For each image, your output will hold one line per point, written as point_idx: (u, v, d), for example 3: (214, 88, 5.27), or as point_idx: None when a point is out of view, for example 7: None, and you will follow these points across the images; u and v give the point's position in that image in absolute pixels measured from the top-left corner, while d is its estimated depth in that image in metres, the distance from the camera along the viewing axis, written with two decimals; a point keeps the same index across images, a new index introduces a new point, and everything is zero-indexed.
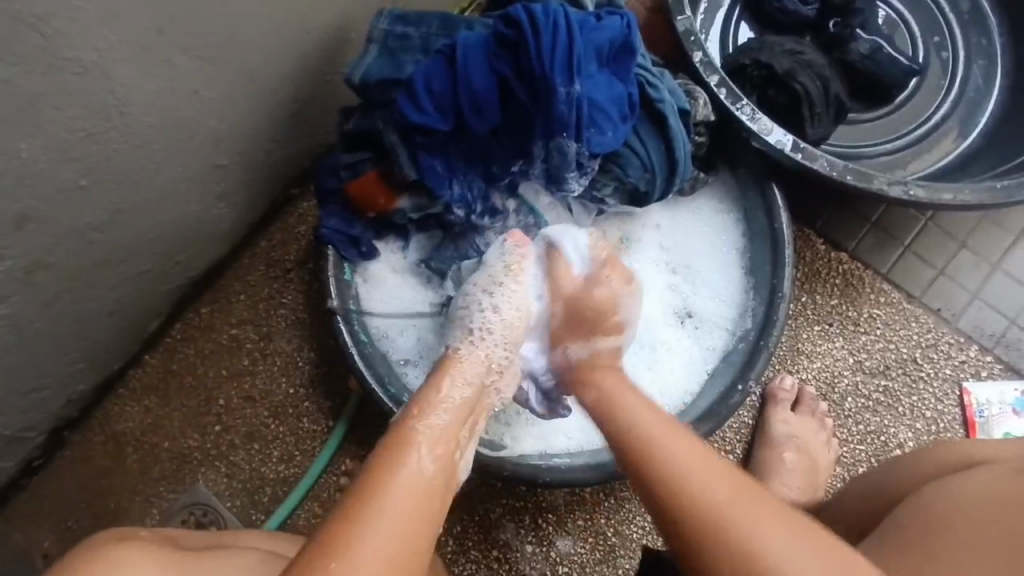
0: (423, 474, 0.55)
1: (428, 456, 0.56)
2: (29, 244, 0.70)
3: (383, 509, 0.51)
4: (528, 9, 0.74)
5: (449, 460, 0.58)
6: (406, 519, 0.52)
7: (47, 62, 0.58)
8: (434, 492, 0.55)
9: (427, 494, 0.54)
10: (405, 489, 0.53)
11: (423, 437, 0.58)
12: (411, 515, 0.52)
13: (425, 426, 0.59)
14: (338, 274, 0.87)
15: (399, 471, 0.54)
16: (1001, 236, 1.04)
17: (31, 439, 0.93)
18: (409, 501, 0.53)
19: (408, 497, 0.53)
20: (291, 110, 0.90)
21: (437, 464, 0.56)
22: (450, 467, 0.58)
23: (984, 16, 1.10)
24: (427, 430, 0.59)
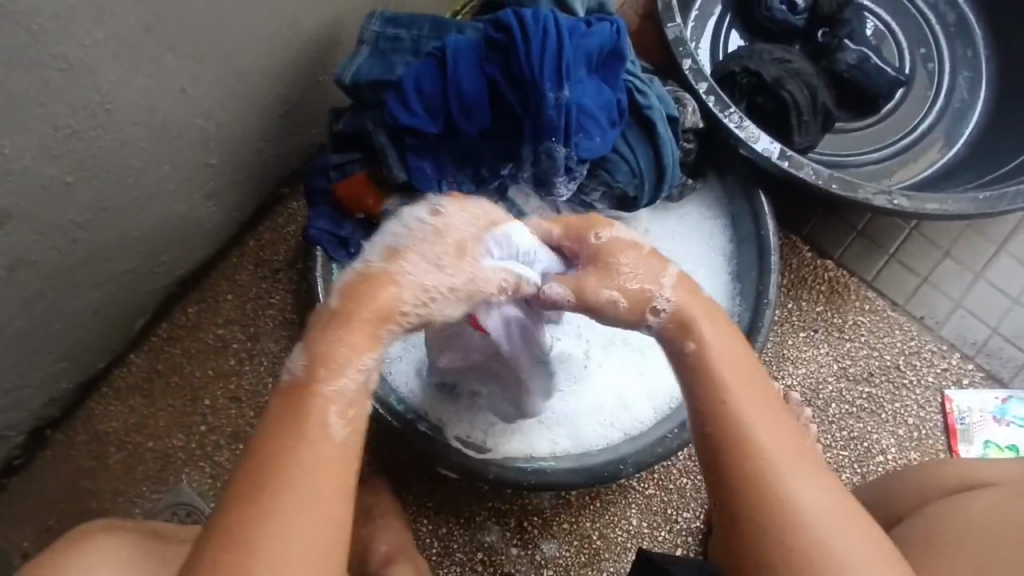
0: (332, 451, 0.49)
1: (339, 429, 0.50)
2: (11, 240, 0.69)
3: (294, 508, 0.47)
4: (519, 14, 0.75)
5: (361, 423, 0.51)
6: (319, 508, 0.48)
7: (31, 58, 0.58)
8: (343, 462, 0.49)
9: (336, 473, 0.49)
10: (311, 477, 0.48)
11: (326, 397, 0.50)
12: (322, 502, 0.48)
13: (333, 389, 0.50)
14: (326, 274, 0.87)
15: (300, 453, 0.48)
16: (983, 246, 1.05)
17: (11, 437, 0.91)
18: (320, 483, 0.48)
19: (317, 482, 0.48)
20: (281, 110, 0.90)
21: (348, 434, 0.50)
22: (360, 425, 0.51)
23: (970, 28, 1.12)
24: (331, 387, 0.50)
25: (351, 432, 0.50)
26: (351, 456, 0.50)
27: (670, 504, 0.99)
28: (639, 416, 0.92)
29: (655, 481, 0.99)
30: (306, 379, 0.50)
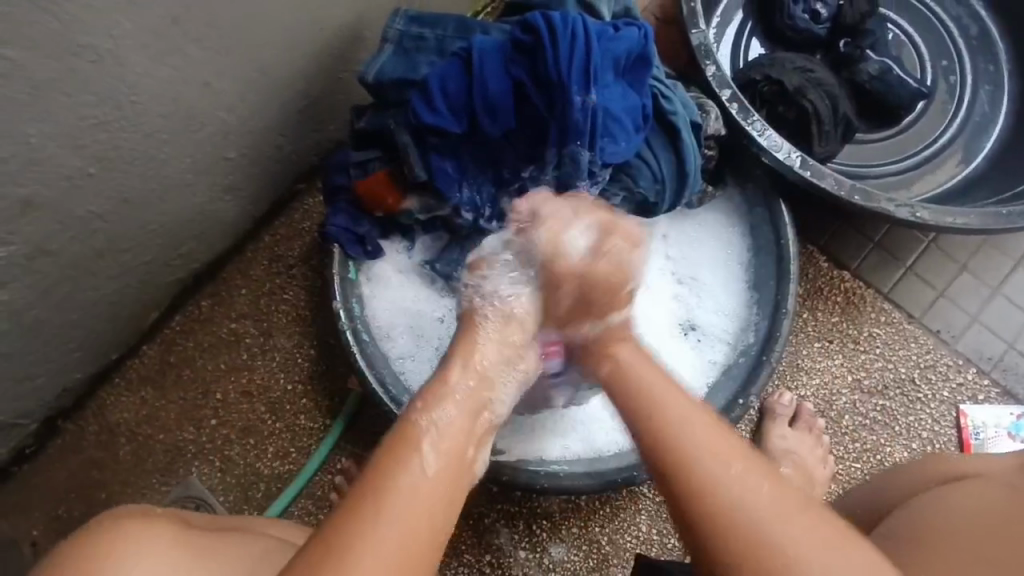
0: (429, 476, 0.53)
1: (434, 459, 0.54)
2: (33, 229, 0.69)
3: (396, 514, 0.49)
4: (547, 15, 0.74)
5: (458, 460, 0.56)
6: (414, 524, 0.50)
7: (61, 48, 0.58)
8: (444, 487, 0.53)
9: (439, 498, 0.52)
10: (412, 492, 0.51)
11: (427, 432, 0.55)
12: (421, 515, 0.50)
13: (430, 421, 0.56)
14: (343, 272, 0.87)
15: (405, 474, 0.52)
16: (1001, 260, 1.05)
17: (24, 426, 0.92)
18: (423, 503, 0.51)
19: (418, 498, 0.51)
20: (301, 106, 0.90)
21: (443, 467, 0.54)
22: (461, 461, 0.56)
23: (992, 41, 1.12)
24: (432, 425, 0.56)
25: (445, 461, 0.54)
26: (450, 483, 0.54)
27: None
28: None
29: None
30: (410, 414, 0.57)
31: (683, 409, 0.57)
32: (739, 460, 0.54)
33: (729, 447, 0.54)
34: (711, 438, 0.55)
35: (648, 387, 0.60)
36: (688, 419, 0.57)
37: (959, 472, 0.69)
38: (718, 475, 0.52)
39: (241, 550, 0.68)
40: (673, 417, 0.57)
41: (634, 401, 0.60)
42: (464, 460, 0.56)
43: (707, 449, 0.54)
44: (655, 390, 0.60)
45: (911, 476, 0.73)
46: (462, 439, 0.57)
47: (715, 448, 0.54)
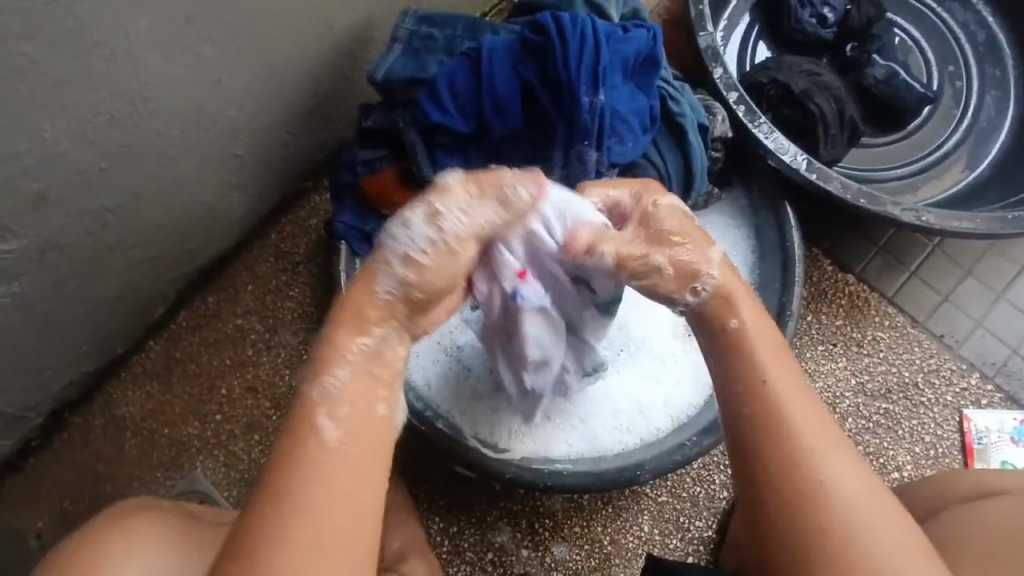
0: (331, 451, 0.50)
1: (336, 433, 0.50)
2: (45, 223, 0.70)
3: (318, 506, 0.48)
4: (556, 16, 0.75)
5: (367, 418, 0.52)
6: (343, 505, 0.49)
7: (78, 44, 0.59)
8: (350, 459, 0.50)
9: (360, 473, 0.50)
10: (327, 478, 0.49)
11: (326, 404, 0.51)
12: (342, 496, 0.49)
13: (324, 392, 0.51)
14: (349, 270, 0.88)
15: (311, 456, 0.49)
16: (1006, 266, 1.05)
17: (31, 418, 0.92)
18: (339, 473, 0.49)
19: (335, 479, 0.49)
20: (310, 105, 0.90)
21: (345, 437, 0.51)
22: (367, 420, 0.52)
23: (999, 47, 1.12)
24: (330, 394, 0.52)
25: (347, 433, 0.51)
26: (356, 451, 0.51)
27: (681, 512, 0.99)
28: (654, 422, 0.91)
29: (668, 488, 0.99)
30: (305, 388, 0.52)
31: (782, 374, 0.58)
32: (824, 430, 0.57)
33: (819, 420, 0.58)
34: (807, 412, 0.58)
35: (753, 347, 0.59)
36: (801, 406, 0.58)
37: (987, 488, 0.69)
38: (803, 438, 0.56)
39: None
40: (770, 380, 0.58)
41: (732, 371, 0.59)
42: (377, 421, 0.52)
43: (801, 412, 0.57)
44: (760, 349, 0.60)
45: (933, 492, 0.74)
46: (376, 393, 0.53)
47: (806, 414, 0.57)
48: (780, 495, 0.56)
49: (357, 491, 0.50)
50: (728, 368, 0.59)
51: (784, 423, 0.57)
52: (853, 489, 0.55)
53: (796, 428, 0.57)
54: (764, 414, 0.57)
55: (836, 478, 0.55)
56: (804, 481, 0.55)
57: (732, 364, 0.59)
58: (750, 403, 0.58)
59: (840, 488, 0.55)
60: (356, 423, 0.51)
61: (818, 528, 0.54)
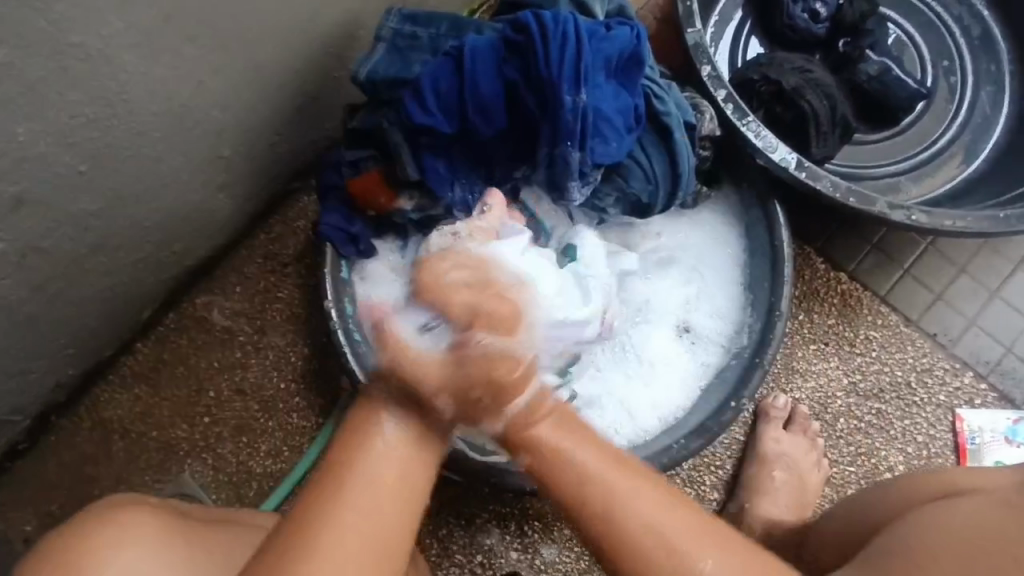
0: (382, 471, 0.53)
1: (386, 453, 0.54)
2: (24, 226, 0.69)
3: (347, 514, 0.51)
4: (538, 14, 0.74)
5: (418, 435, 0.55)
6: (370, 521, 0.51)
7: (51, 46, 0.58)
8: (393, 484, 0.53)
9: (396, 489, 0.53)
10: (368, 484, 0.52)
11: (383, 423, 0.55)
12: (376, 511, 0.52)
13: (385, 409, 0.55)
14: (335, 272, 0.87)
15: (362, 459, 0.53)
16: (1000, 264, 1.04)
17: (18, 422, 0.92)
18: (380, 484, 0.52)
19: (375, 486, 0.52)
20: (295, 105, 0.89)
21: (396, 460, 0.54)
22: (413, 449, 0.54)
23: (993, 42, 1.11)
24: (388, 410, 0.55)
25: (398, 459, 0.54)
26: (398, 481, 0.53)
27: None
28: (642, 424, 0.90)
29: None
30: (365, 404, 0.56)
31: (594, 462, 0.56)
32: (646, 500, 0.56)
33: (650, 499, 0.56)
34: (643, 503, 0.56)
35: (564, 461, 0.57)
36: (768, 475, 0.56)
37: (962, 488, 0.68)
38: (627, 544, 0.55)
39: (233, 552, 0.66)
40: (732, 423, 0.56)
41: None
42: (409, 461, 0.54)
43: (629, 491, 0.56)
44: (571, 456, 0.57)
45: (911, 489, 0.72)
46: (414, 412, 0.55)
47: (632, 501, 0.55)
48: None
49: (389, 507, 0.52)
50: (539, 462, 0.58)
51: (615, 534, 0.55)
52: (699, 554, 0.54)
53: (617, 511, 0.55)
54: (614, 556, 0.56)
55: (670, 570, 0.54)
56: (639, 571, 0.55)
57: (533, 460, 0.58)
58: (581, 527, 0.57)
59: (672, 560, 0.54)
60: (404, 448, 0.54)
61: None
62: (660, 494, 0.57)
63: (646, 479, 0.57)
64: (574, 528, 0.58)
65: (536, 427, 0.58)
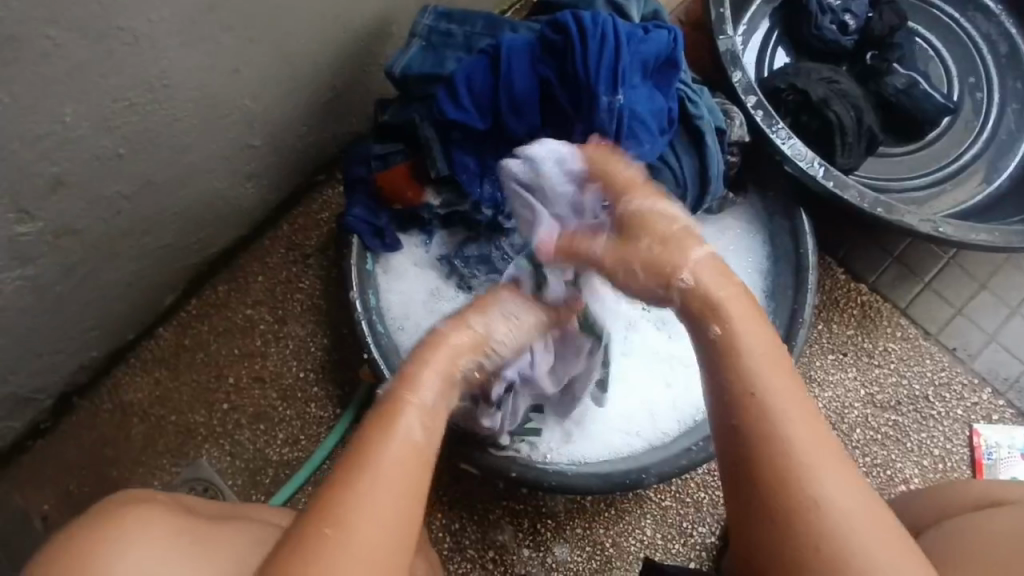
0: (411, 447, 0.51)
1: (419, 430, 0.52)
2: (61, 206, 0.70)
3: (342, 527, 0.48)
4: (576, 16, 0.75)
5: (435, 424, 0.54)
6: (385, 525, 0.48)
7: (99, 30, 0.59)
8: (421, 461, 0.51)
9: (413, 471, 0.51)
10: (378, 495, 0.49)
11: (411, 404, 0.53)
12: (384, 524, 0.48)
13: (415, 394, 0.54)
14: (360, 263, 0.87)
15: (385, 447, 0.51)
16: (1021, 281, 1.04)
17: (40, 401, 0.93)
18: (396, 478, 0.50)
19: (392, 475, 0.50)
20: (327, 97, 0.90)
21: (426, 436, 0.52)
22: (444, 425, 0.54)
23: (1021, 60, 1.10)
24: (419, 396, 0.54)
25: (424, 434, 0.52)
26: (427, 460, 0.52)
27: (685, 517, 0.98)
28: (662, 427, 0.91)
29: (672, 492, 0.99)
30: (394, 390, 0.54)
31: (765, 366, 0.53)
32: (813, 432, 0.52)
33: (825, 445, 0.52)
34: (812, 442, 0.51)
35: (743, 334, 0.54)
36: (791, 413, 0.52)
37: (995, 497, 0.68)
38: (799, 450, 0.51)
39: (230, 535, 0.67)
40: (762, 378, 0.53)
41: (735, 364, 0.54)
42: (407, 449, 0.51)
43: (777, 409, 0.52)
44: (744, 353, 0.54)
45: (941, 499, 0.72)
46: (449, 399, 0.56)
47: (795, 417, 0.52)
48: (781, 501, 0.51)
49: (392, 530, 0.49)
50: (714, 359, 0.55)
51: (776, 445, 0.51)
52: (830, 489, 0.50)
53: (781, 431, 0.51)
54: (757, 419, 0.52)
55: (822, 477, 0.51)
56: (788, 499, 0.50)
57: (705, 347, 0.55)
58: (738, 406, 0.53)
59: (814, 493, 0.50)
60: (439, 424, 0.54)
61: (799, 524, 0.50)
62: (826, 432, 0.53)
63: (801, 395, 0.54)
64: (727, 375, 0.54)
65: (734, 327, 0.55)
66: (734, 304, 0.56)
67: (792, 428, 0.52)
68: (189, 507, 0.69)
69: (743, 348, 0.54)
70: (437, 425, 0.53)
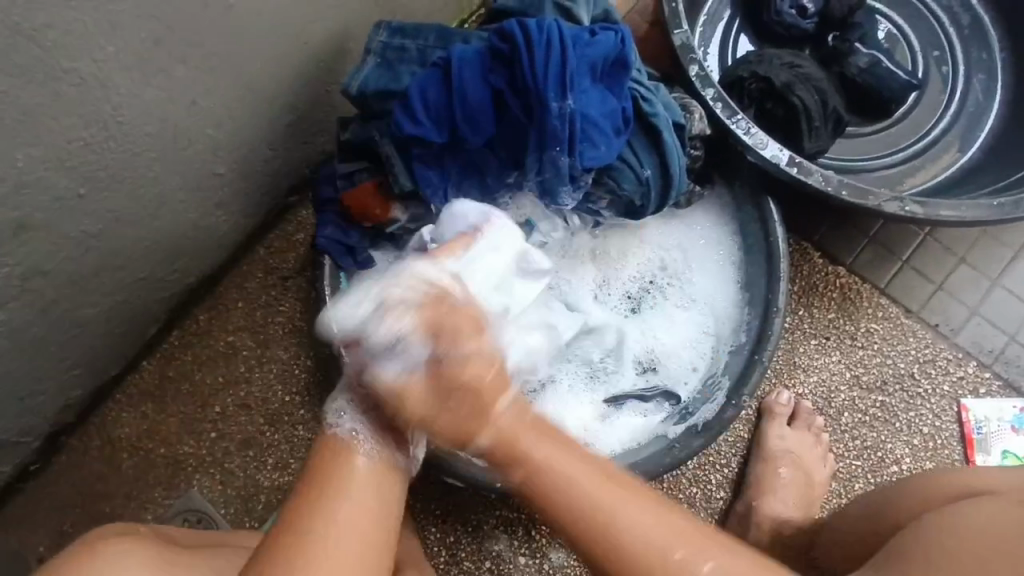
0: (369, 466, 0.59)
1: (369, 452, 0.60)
2: (26, 250, 0.70)
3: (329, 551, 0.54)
4: (522, 23, 0.75)
5: (380, 507, 0.58)
6: (356, 529, 0.56)
7: (44, 73, 0.59)
8: (379, 479, 0.59)
9: (376, 487, 0.59)
10: (347, 520, 0.56)
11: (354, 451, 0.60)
12: (358, 535, 0.56)
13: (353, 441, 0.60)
14: (334, 286, 0.85)
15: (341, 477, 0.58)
16: (999, 251, 1.03)
17: (28, 443, 0.93)
18: (360, 500, 0.57)
19: (359, 499, 0.57)
20: (290, 120, 0.90)
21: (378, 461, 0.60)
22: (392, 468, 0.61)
23: (984, 30, 1.10)
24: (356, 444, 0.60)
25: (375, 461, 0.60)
26: (385, 476, 0.60)
27: None
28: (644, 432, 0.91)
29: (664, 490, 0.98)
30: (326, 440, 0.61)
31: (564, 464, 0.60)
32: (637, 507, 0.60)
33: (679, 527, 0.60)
34: (617, 503, 0.60)
35: (546, 459, 0.60)
36: (624, 506, 0.59)
37: (979, 488, 0.68)
38: (617, 521, 0.59)
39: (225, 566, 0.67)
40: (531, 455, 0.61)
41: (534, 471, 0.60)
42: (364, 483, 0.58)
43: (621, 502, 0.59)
44: (562, 469, 0.60)
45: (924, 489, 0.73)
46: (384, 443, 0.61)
47: (578, 477, 0.60)
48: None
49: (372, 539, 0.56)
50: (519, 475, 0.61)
51: (594, 534, 0.59)
52: (666, 546, 0.58)
53: (567, 496, 0.59)
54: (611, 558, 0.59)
55: (653, 539, 0.58)
56: (623, 568, 0.58)
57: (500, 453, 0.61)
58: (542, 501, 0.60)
59: (636, 563, 0.58)
60: (366, 522, 0.56)
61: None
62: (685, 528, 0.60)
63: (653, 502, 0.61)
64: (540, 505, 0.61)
65: (523, 445, 0.61)
66: (536, 443, 0.61)
67: (640, 530, 0.58)
68: (168, 535, 0.70)
69: (560, 468, 0.60)
70: (370, 515, 0.57)
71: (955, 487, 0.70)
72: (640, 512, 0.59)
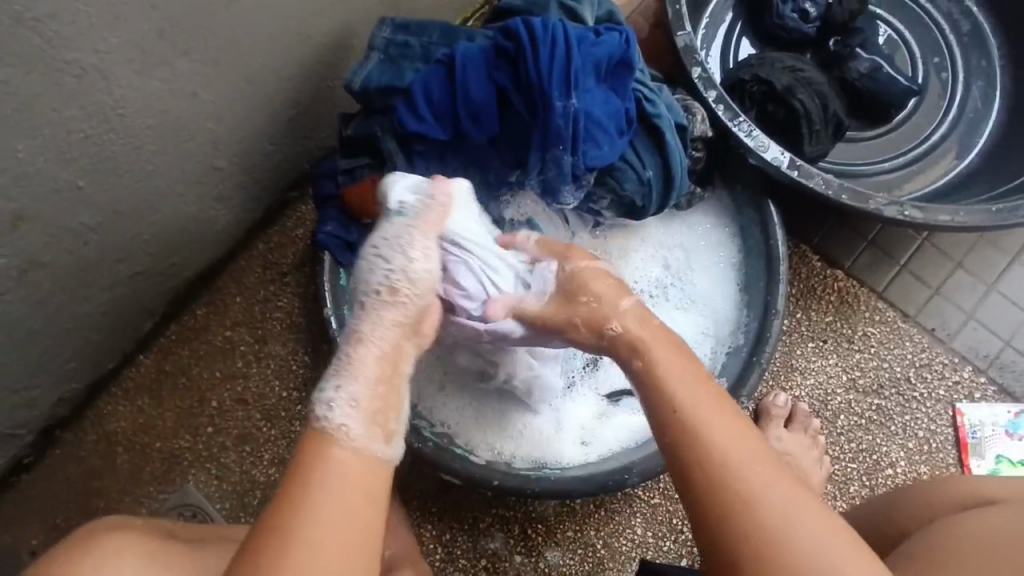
0: (355, 455, 0.53)
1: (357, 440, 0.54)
2: (25, 242, 0.70)
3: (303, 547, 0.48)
4: (527, 22, 0.75)
5: (364, 507, 0.51)
6: (336, 530, 0.49)
7: (46, 64, 0.58)
8: (363, 474, 0.53)
9: (361, 479, 0.52)
10: (324, 514, 0.50)
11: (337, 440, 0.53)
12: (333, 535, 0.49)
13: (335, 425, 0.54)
14: (334, 281, 0.87)
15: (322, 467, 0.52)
16: (996, 257, 1.04)
17: (22, 436, 0.92)
18: (344, 492, 0.51)
19: (341, 493, 0.51)
20: (291, 114, 0.90)
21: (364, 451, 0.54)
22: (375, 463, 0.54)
23: (984, 37, 1.11)
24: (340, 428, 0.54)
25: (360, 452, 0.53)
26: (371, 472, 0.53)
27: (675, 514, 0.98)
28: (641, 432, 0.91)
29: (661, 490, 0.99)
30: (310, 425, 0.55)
31: (675, 373, 0.60)
32: (744, 440, 0.56)
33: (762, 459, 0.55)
34: (709, 412, 0.57)
35: (659, 361, 0.62)
36: (711, 417, 0.57)
37: (983, 497, 0.68)
38: (697, 421, 0.57)
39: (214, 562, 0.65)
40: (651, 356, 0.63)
41: (652, 377, 0.62)
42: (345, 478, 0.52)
43: (713, 416, 0.57)
44: (662, 369, 0.62)
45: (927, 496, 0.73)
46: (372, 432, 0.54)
47: (686, 394, 0.59)
48: (727, 523, 0.53)
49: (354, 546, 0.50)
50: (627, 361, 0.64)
51: (691, 430, 0.57)
52: (753, 470, 0.54)
53: (672, 396, 0.59)
54: (697, 467, 0.55)
55: (749, 451, 0.55)
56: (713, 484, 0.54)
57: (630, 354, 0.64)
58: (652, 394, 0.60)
59: (725, 458, 0.55)
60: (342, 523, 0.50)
61: (723, 506, 0.53)
62: (770, 459, 0.55)
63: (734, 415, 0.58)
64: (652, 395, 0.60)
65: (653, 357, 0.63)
66: (648, 332, 0.65)
67: (724, 431, 0.56)
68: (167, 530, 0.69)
69: (660, 365, 0.62)
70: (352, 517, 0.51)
71: (960, 496, 0.70)
72: (720, 422, 0.57)
